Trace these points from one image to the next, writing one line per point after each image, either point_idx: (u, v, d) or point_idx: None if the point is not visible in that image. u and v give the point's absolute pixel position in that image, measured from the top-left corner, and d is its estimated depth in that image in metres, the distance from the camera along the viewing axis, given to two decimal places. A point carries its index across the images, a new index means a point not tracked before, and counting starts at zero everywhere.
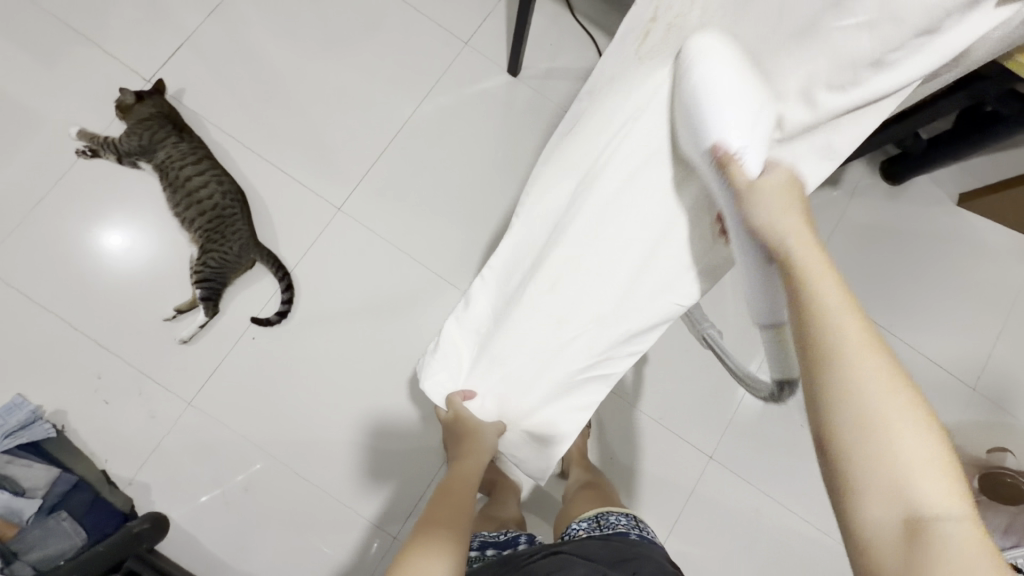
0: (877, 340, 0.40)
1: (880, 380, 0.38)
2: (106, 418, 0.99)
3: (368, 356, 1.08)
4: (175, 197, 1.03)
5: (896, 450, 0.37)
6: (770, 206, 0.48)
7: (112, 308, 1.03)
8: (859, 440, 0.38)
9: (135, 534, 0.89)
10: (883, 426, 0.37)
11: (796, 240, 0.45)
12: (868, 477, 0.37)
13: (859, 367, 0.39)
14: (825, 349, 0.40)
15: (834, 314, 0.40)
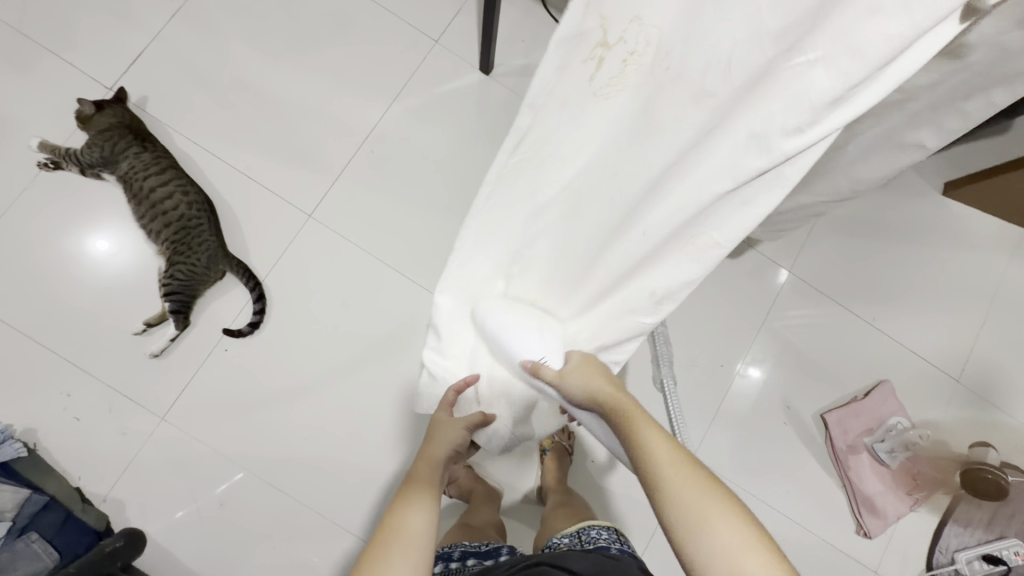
0: (685, 455, 0.52)
1: (686, 486, 0.49)
2: (79, 435, 0.99)
3: (344, 364, 1.07)
4: (140, 209, 1.01)
5: (712, 543, 0.46)
6: (578, 381, 0.60)
7: (81, 323, 1.01)
8: (688, 541, 0.47)
9: (109, 553, 0.89)
10: (696, 536, 0.47)
11: (613, 395, 0.58)
12: (706, 568, 0.46)
13: (670, 480, 0.49)
14: (652, 477, 0.51)
15: (639, 437, 0.53)
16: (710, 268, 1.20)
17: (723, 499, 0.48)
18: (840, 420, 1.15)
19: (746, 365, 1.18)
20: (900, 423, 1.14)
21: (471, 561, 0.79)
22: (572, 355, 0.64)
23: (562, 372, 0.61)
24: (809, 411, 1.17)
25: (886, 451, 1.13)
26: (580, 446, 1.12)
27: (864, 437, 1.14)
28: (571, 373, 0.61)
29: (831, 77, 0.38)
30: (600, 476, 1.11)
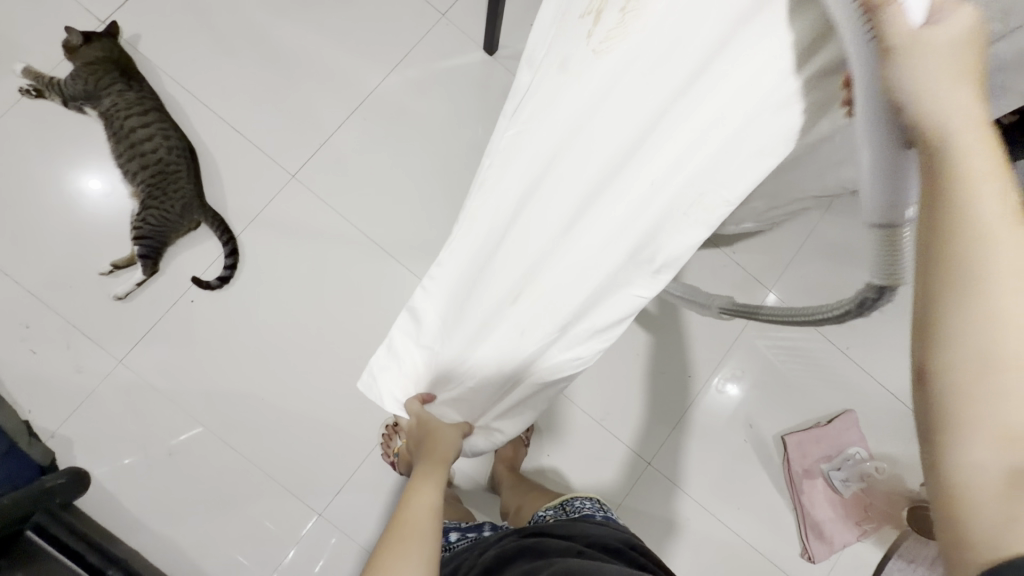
0: None
1: (1017, 303, 0.30)
2: (33, 368, 0.98)
3: (310, 330, 1.06)
4: (119, 148, 0.99)
5: (1016, 395, 0.29)
6: (936, 74, 0.30)
7: (47, 257, 1.00)
8: (966, 373, 0.30)
9: (48, 489, 0.88)
10: (1001, 384, 0.30)
11: (963, 117, 0.30)
12: (969, 414, 0.30)
13: (995, 285, 0.30)
14: (955, 240, 0.30)
15: (973, 190, 0.30)
16: (692, 278, 1.19)
17: None
18: (799, 443, 1.14)
19: (723, 383, 1.17)
20: (859, 453, 1.15)
21: (460, 535, 0.80)
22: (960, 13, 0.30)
23: (928, 31, 0.30)
24: (771, 431, 1.17)
25: (840, 479, 1.14)
26: (539, 438, 1.11)
27: (822, 463, 1.15)
28: (934, 49, 0.30)
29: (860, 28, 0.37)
30: (555, 471, 1.11)
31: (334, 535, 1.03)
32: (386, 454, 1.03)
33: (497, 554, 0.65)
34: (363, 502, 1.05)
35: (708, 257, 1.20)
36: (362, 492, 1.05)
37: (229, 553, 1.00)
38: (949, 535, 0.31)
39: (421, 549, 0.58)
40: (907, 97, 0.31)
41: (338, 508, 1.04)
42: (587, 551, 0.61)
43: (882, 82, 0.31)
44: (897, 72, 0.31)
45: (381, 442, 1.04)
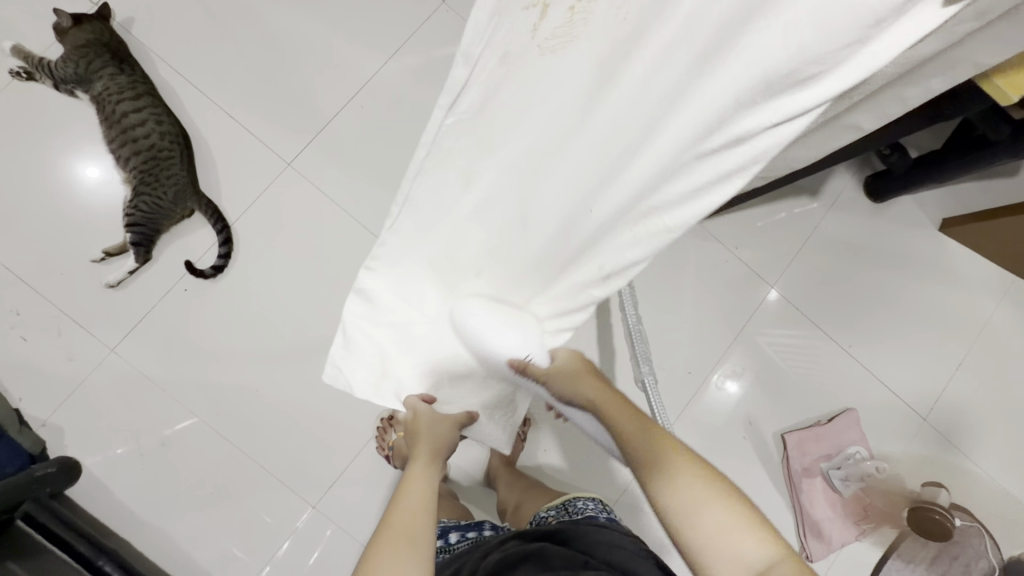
0: (680, 448, 0.52)
1: (681, 480, 0.50)
2: (24, 355, 0.97)
3: (304, 320, 1.04)
4: (111, 133, 0.97)
5: (710, 529, 0.48)
6: (562, 381, 0.61)
7: (38, 243, 0.98)
8: (685, 530, 0.49)
9: (39, 478, 0.87)
10: (697, 531, 0.48)
11: (598, 395, 0.59)
12: (702, 556, 0.48)
13: (660, 479, 0.51)
14: (641, 464, 0.52)
15: (625, 433, 0.55)
16: (694, 273, 1.17)
17: (715, 482, 0.50)
18: (799, 442, 1.13)
19: (724, 379, 1.16)
20: (859, 452, 1.13)
21: (459, 536, 0.78)
22: (559, 350, 0.63)
23: (552, 366, 0.62)
24: (770, 429, 1.15)
25: (840, 479, 1.12)
26: (535, 433, 1.10)
27: (821, 462, 1.13)
28: (560, 372, 0.61)
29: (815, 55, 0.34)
30: (553, 467, 1.09)
31: (329, 528, 1.02)
32: (381, 447, 1.02)
33: (498, 560, 0.63)
34: (357, 496, 1.03)
35: (711, 253, 1.18)
36: (355, 485, 1.04)
37: (222, 545, 0.99)
38: None
39: (422, 554, 0.55)
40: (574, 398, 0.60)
41: (332, 502, 1.03)
42: (592, 561, 0.58)
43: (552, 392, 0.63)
44: (558, 386, 0.62)
45: (377, 435, 1.03)
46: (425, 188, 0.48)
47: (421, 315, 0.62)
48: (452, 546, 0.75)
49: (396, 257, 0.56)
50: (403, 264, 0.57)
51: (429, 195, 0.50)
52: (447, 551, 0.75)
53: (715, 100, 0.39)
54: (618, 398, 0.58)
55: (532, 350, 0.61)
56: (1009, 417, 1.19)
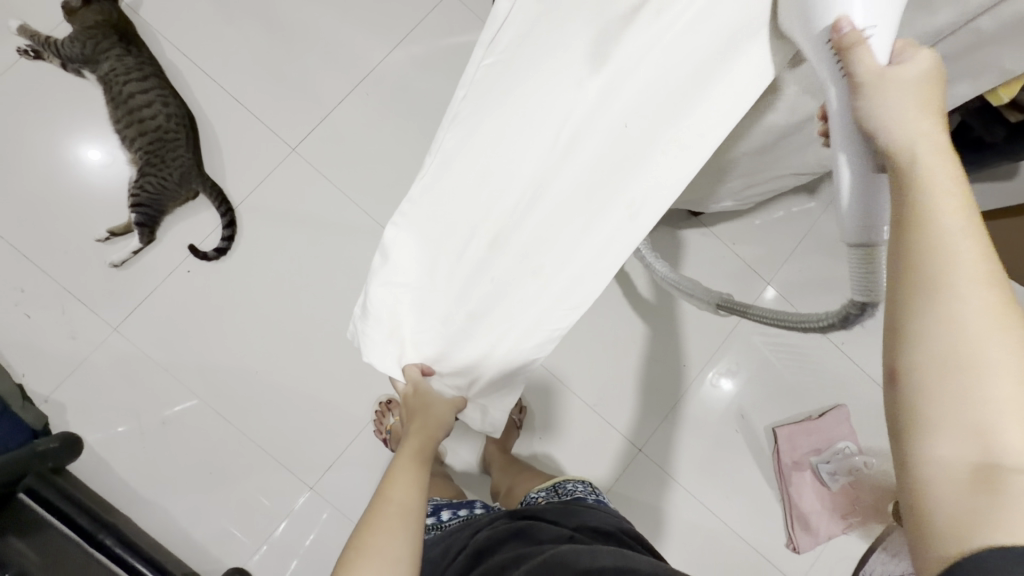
0: (1001, 278, 0.35)
1: (982, 312, 0.34)
2: (28, 332, 0.98)
3: (305, 304, 1.06)
4: (117, 113, 0.98)
5: (993, 399, 0.32)
6: (902, 99, 0.40)
7: (42, 221, 0.99)
8: (941, 368, 0.34)
9: (41, 452, 0.89)
10: (976, 379, 0.33)
11: (926, 139, 0.39)
12: (938, 415, 0.34)
13: (960, 287, 0.34)
14: (939, 240, 0.36)
15: (932, 209, 0.36)
16: (691, 267, 1.19)
17: (1020, 328, 0.34)
18: (789, 435, 1.15)
19: (717, 376, 1.18)
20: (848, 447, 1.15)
21: (450, 514, 0.80)
22: (921, 55, 0.41)
23: (888, 73, 0.41)
24: (762, 423, 1.17)
25: (829, 473, 1.14)
26: (531, 421, 1.12)
27: (811, 456, 1.15)
28: (895, 80, 0.40)
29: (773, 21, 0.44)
30: (547, 455, 1.11)
31: (325, 510, 1.04)
32: (379, 431, 1.03)
33: (487, 536, 0.64)
34: (354, 479, 1.05)
35: (708, 248, 1.20)
36: (353, 468, 1.05)
37: (220, 524, 1.00)
38: (923, 520, 0.34)
39: (406, 538, 0.57)
40: (877, 122, 0.41)
41: (329, 483, 1.04)
42: (578, 536, 0.61)
43: (856, 105, 0.42)
44: (867, 100, 0.41)
45: (375, 419, 1.05)
46: (458, 134, 0.54)
47: (430, 285, 0.62)
48: (445, 522, 0.77)
49: (422, 213, 0.59)
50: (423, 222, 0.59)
51: (457, 144, 0.55)
52: (440, 527, 0.77)
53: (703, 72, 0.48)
54: (952, 162, 0.38)
55: (876, 24, 0.41)
56: None
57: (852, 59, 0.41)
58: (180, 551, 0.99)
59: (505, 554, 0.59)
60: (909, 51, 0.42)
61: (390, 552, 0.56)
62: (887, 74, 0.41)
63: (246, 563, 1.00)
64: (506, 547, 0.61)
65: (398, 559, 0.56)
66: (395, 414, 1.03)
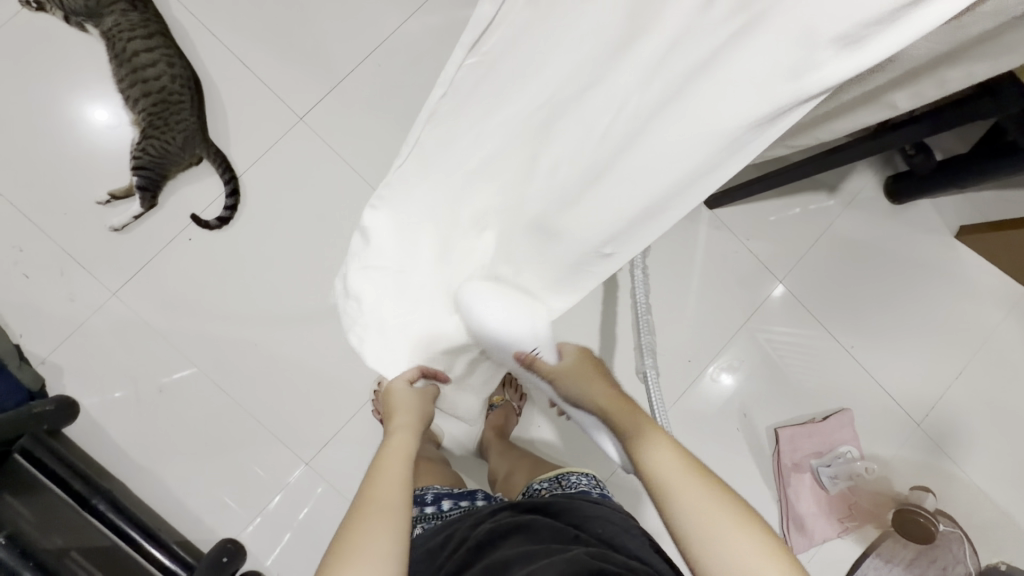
0: (693, 462, 0.51)
1: (704, 500, 0.48)
2: (26, 292, 0.96)
3: (307, 279, 1.04)
4: (121, 72, 0.95)
5: (733, 558, 0.46)
6: (579, 387, 0.60)
7: (42, 179, 0.97)
8: (698, 548, 0.47)
9: (37, 414, 0.88)
10: (721, 551, 0.46)
11: (614, 408, 0.57)
12: (714, 574, 0.46)
13: (678, 493, 0.49)
14: (649, 474, 0.51)
15: (646, 451, 0.52)
16: (703, 261, 1.16)
17: (728, 500, 0.48)
18: (792, 437, 1.14)
19: (719, 371, 1.15)
20: (849, 452, 1.13)
21: (451, 504, 0.78)
22: (568, 347, 0.64)
23: (558, 365, 0.62)
24: (764, 423, 1.15)
25: (829, 476, 1.12)
26: (530, 409, 1.10)
27: (812, 459, 1.13)
28: (568, 374, 0.61)
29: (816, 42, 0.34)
30: (544, 443, 1.10)
31: (319, 486, 1.03)
32: (377, 411, 1.02)
33: (489, 530, 0.63)
34: (350, 457, 1.04)
35: (721, 242, 1.17)
36: (349, 446, 1.04)
37: (213, 494, 1.00)
38: None
39: (395, 532, 0.53)
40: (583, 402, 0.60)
41: (324, 460, 1.04)
42: (582, 535, 0.60)
43: (561, 392, 0.62)
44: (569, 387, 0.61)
45: (373, 399, 1.04)
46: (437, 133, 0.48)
47: (410, 274, 0.59)
48: (445, 513, 0.76)
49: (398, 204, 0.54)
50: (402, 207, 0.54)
51: (440, 141, 0.49)
52: (440, 517, 0.76)
53: (713, 100, 0.39)
54: (636, 412, 0.56)
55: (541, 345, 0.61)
56: (1004, 430, 1.19)
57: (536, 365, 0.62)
58: (173, 519, 0.98)
59: (507, 551, 0.58)
60: (564, 348, 0.64)
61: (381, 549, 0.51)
62: (566, 369, 0.61)
63: (238, 535, 1.00)
64: (508, 544, 0.60)
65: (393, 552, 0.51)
66: None
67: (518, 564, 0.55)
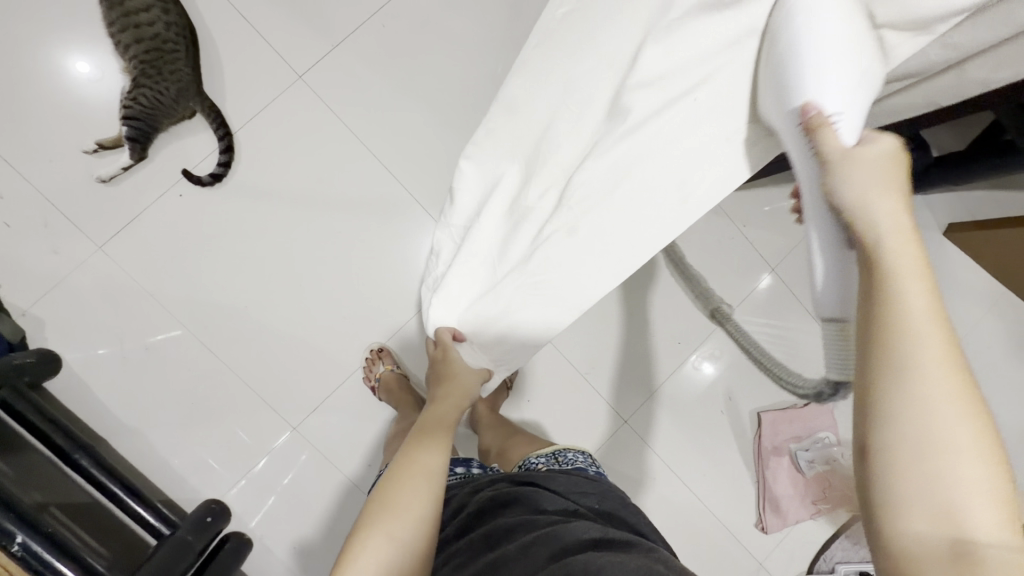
0: (954, 351, 0.38)
1: (940, 399, 0.36)
2: (7, 240, 0.93)
3: (299, 243, 1.02)
4: (111, 16, 0.91)
5: (951, 479, 0.35)
6: (861, 179, 0.48)
7: (25, 123, 0.93)
8: (910, 449, 0.36)
9: (17, 366, 0.85)
10: (943, 460, 0.35)
11: (893, 223, 0.44)
12: (915, 488, 0.36)
13: (925, 371, 0.37)
14: (892, 323, 0.39)
15: (902, 291, 0.40)
16: (699, 244, 1.17)
17: (976, 409, 0.36)
18: (774, 421, 1.16)
19: (701, 360, 1.17)
20: (827, 438, 1.16)
21: (449, 469, 0.78)
22: (886, 137, 0.52)
23: (854, 149, 0.50)
24: (747, 407, 1.18)
25: (806, 460, 1.16)
26: (520, 383, 1.11)
27: (791, 443, 1.16)
28: (868, 163, 0.49)
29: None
30: (532, 418, 1.11)
31: (305, 452, 1.03)
32: (368, 378, 1.02)
33: (489, 496, 0.66)
34: (338, 423, 1.04)
35: (718, 228, 1.18)
36: (337, 412, 1.04)
37: (198, 455, 0.99)
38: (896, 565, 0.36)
39: (412, 514, 0.58)
40: (848, 205, 0.48)
41: (312, 426, 1.03)
42: (581, 510, 0.63)
43: (827, 177, 0.51)
44: (836, 178, 0.50)
45: (365, 366, 1.03)
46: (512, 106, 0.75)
47: (474, 246, 0.79)
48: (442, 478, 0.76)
49: (478, 161, 0.80)
50: (486, 165, 0.80)
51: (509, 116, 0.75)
52: None
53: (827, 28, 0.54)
54: (917, 250, 0.42)
55: (842, 114, 0.53)
56: None
57: (819, 134, 0.52)
58: (156, 478, 0.97)
59: (511, 518, 0.61)
60: (874, 137, 0.52)
61: (397, 529, 0.56)
62: (851, 154, 0.50)
63: (222, 496, 1.00)
64: (508, 512, 0.63)
65: (404, 535, 0.56)
66: (385, 363, 1.02)
67: (522, 531, 0.58)
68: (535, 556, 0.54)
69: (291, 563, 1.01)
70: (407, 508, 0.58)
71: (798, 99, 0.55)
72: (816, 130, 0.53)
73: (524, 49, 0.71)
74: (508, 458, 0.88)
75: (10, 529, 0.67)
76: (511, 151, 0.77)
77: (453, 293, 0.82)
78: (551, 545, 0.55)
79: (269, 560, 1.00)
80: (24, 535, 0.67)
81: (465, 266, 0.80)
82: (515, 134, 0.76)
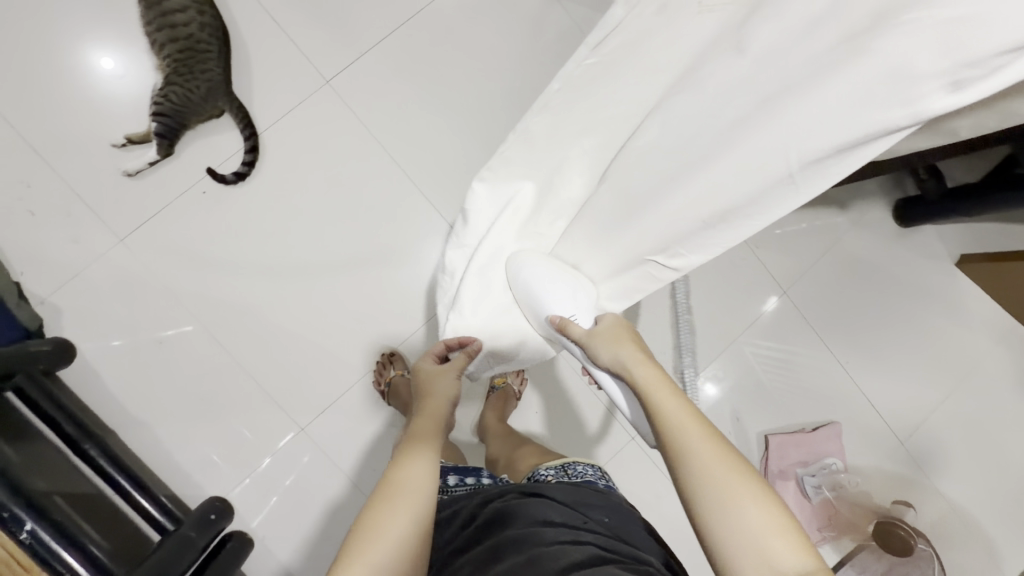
0: (715, 438, 0.53)
1: (718, 471, 0.51)
2: (31, 229, 0.94)
3: (316, 244, 1.03)
4: (148, 15, 0.93)
5: (747, 529, 0.48)
6: (604, 345, 0.67)
7: (58, 115, 0.95)
8: (717, 520, 0.49)
9: (32, 353, 0.85)
10: (730, 512, 0.49)
11: (637, 366, 0.63)
12: (730, 541, 0.48)
13: (694, 455, 0.52)
14: (667, 437, 0.55)
15: (662, 406, 0.57)
16: (710, 264, 1.17)
17: (746, 471, 0.51)
18: (780, 444, 1.14)
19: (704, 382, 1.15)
20: (834, 464, 1.14)
21: (458, 480, 0.77)
22: (606, 317, 0.71)
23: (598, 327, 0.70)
24: (755, 428, 1.16)
25: (813, 486, 1.13)
26: (528, 394, 1.11)
27: (797, 468, 1.14)
28: (602, 334, 0.68)
29: (939, 73, 0.41)
30: (539, 430, 1.11)
31: (307, 454, 1.02)
32: (379, 381, 1.02)
33: (496, 509, 0.65)
34: (345, 427, 1.04)
35: (730, 249, 1.18)
36: (345, 415, 1.04)
37: (205, 452, 0.99)
38: None
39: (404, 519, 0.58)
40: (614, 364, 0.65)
41: (320, 428, 1.03)
42: (588, 522, 0.62)
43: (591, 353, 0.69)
44: (596, 348, 0.68)
45: (376, 369, 1.04)
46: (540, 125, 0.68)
47: (493, 266, 0.78)
48: (451, 487, 0.76)
49: (494, 178, 0.74)
50: (502, 186, 0.75)
51: (535, 135, 0.69)
52: (445, 491, 0.76)
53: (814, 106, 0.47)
54: (657, 374, 0.61)
55: (576, 312, 0.73)
56: (983, 455, 1.22)
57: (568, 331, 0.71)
58: (162, 473, 0.97)
59: (517, 530, 0.60)
60: (603, 317, 0.73)
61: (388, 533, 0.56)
62: (593, 333, 0.69)
63: (226, 494, 0.99)
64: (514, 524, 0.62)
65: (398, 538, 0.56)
66: (396, 368, 1.02)
67: (527, 542, 0.58)
68: (542, 567, 0.54)
69: (291, 565, 1.00)
70: (398, 512, 0.58)
71: (546, 311, 0.74)
72: (567, 328, 0.71)
73: (548, 91, 0.66)
74: (515, 469, 0.87)
75: (20, 516, 0.66)
76: (532, 170, 0.72)
77: (464, 309, 0.80)
78: (557, 560, 0.55)
79: (267, 560, 1.00)
80: (33, 524, 0.67)
81: (482, 286, 0.79)
82: (536, 154, 0.71)
